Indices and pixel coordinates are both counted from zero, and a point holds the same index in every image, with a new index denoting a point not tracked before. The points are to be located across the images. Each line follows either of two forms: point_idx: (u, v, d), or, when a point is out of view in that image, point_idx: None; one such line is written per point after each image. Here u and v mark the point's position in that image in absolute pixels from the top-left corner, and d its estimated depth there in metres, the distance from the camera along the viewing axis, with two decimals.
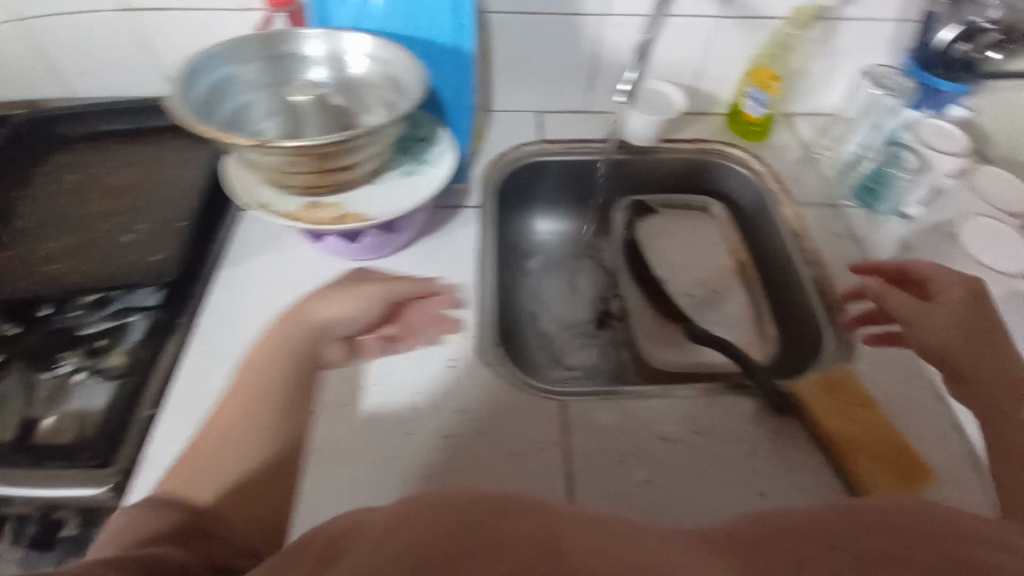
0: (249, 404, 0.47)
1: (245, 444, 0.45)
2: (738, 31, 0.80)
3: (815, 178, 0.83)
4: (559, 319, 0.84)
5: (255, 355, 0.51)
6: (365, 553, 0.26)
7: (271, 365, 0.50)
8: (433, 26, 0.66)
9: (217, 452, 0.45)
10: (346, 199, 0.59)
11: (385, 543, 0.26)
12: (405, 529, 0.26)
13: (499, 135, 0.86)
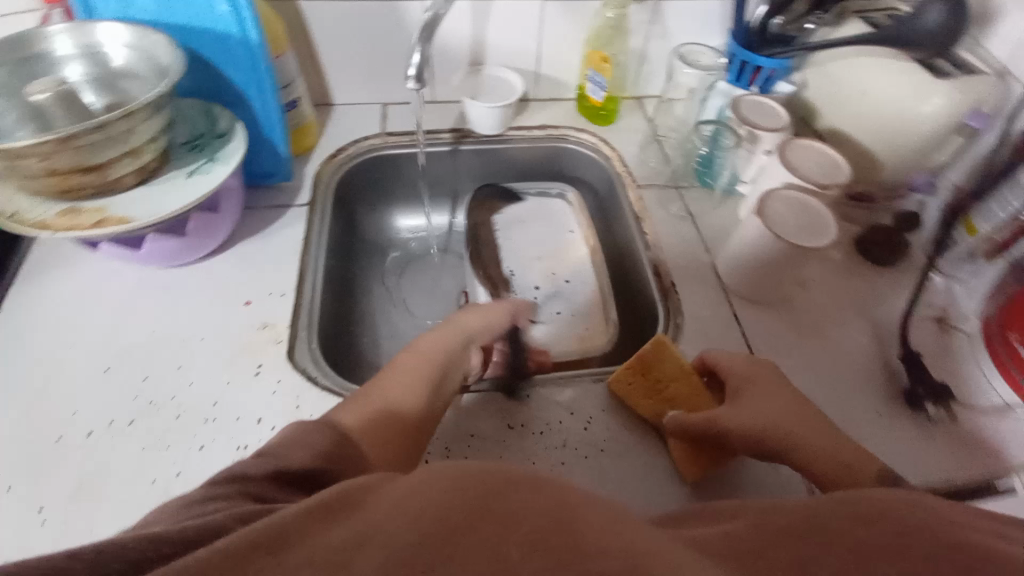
0: (419, 375, 0.50)
1: (416, 402, 0.48)
2: (568, 14, 0.79)
3: (658, 160, 0.83)
4: (418, 317, 0.82)
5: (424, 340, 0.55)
6: (380, 510, 0.26)
7: (437, 352, 0.53)
8: (213, 17, 0.59)
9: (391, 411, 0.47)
10: (111, 204, 0.54)
11: (422, 501, 0.25)
12: (448, 497, 0.26)
13: (339, 128, 0.82)
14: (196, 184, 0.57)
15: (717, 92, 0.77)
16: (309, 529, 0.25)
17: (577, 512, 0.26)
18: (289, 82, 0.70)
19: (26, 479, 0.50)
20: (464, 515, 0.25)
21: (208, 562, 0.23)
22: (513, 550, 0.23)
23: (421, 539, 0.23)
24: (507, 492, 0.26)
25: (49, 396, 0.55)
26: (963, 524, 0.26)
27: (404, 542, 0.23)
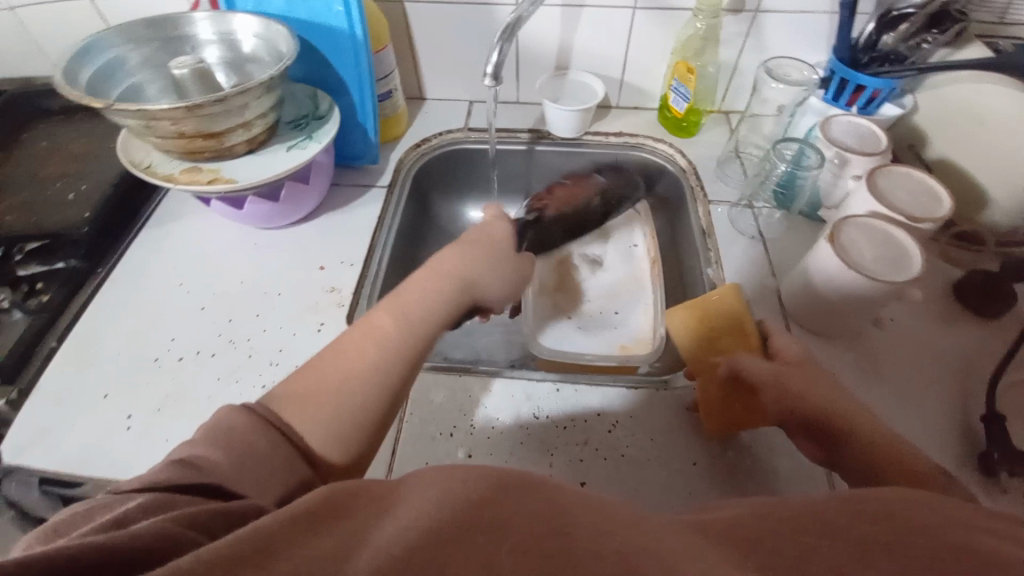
0: (382, 360, 0.45)
1: (364, 383, 0.43)
2: (658, 23, 0.79)
3: (735, 178, 0.80)
4: None
5: (398, 299, 0.49)
6: (368, 518, 0.25)
7: (396, 327, 0.47)
8: (325, 11, 0.67)
9: (327, 390, 0.42)
10: (224, 167, 0.63)
11: (410, 520, 0.24)
12: (438, 505, 0.24)
13: (426, 122, 0.89)
14: (291, 157, 0.65)
15: (809, 110, 0.74)
16: (299, 533, 0.23)
17: (566, 509, 0.25)
18: (386, 74, 0.78)
19: (128, 388, 0.60)
20: (453, 523, 0.23)
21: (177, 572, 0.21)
22: (506, 557, 0.22)
23: (412, 549, 0.22)
24: (511, 494, 0.25)
25: (157, 324, 0.65)
26: (959, 523, 0.24)
27: (393, 550, 0.22)
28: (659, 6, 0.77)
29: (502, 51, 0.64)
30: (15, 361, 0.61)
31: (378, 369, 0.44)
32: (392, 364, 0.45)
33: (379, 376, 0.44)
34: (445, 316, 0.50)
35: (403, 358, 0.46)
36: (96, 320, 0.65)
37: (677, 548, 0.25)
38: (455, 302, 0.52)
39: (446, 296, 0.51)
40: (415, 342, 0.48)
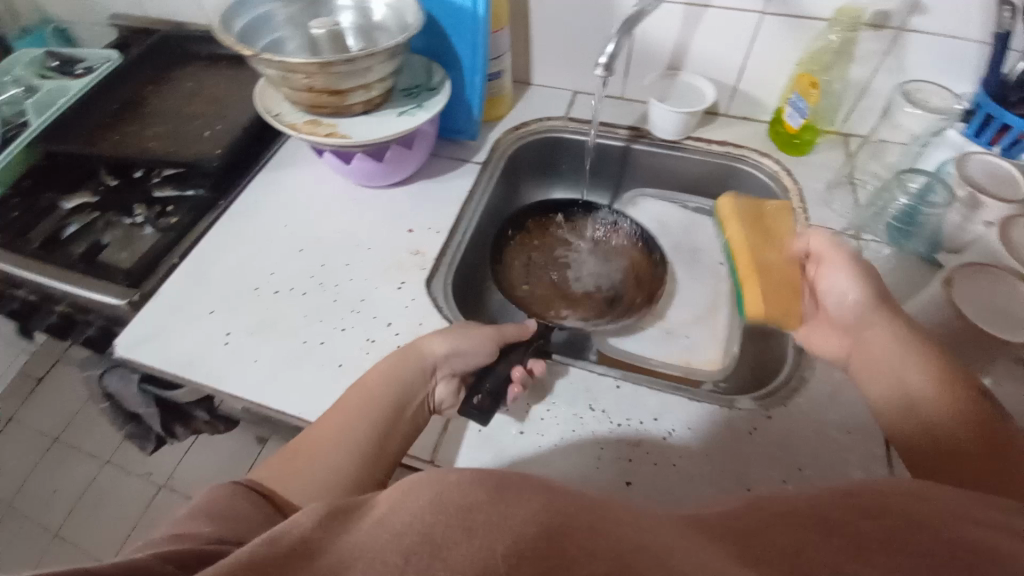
0: (354, 423, 0.52)
1: (334, 452, 0.50)
2: (786, 32, 0.75)
3: (844, 204, 0.75)
4: None
5: (360, 384, 0.55)
6: (363, 532, 0.25)
7: (356, 406, 0.53)
8: None
9: (305, 457, 0.49)
10: (341, 123, 0.68)
11: (400, 530, 0.25)
12: (436, 508, 0.25)
13: (529, 106, 0.90)
14: (401, 121, 0.69)
15: (946, 143, 0.68)
16: (290, 560, 0.25)
17: (568, 507, 0.26)
18: (499, 55, 0.80)
19: (229, 312, 0.66)
20: (448, 526, 0.24)
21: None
22: (500, 558, 0.24)
23: (406, 562, 0.24)
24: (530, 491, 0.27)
25: (260, 257, 0.72)
26: (973, 521, 0.24)
27: (389, 562, 0.24)
28: (790, 14, 0.73)
29: (618, 44, 0.63)
30: (143, 270, 0.71)
31: (344, 433, 0.51)
32: (363, 425, 0.52)
33: (346, 440, 0.51)
34: (402, 399, 0.55)
35: (364, 428, 0.52)
36: (211, 245, 0.73)
37: (723, 548, 0.25)
38: (413, 388, 0.55)
39: (400, 381, 0.55)
40: (384, 404, 0.53)
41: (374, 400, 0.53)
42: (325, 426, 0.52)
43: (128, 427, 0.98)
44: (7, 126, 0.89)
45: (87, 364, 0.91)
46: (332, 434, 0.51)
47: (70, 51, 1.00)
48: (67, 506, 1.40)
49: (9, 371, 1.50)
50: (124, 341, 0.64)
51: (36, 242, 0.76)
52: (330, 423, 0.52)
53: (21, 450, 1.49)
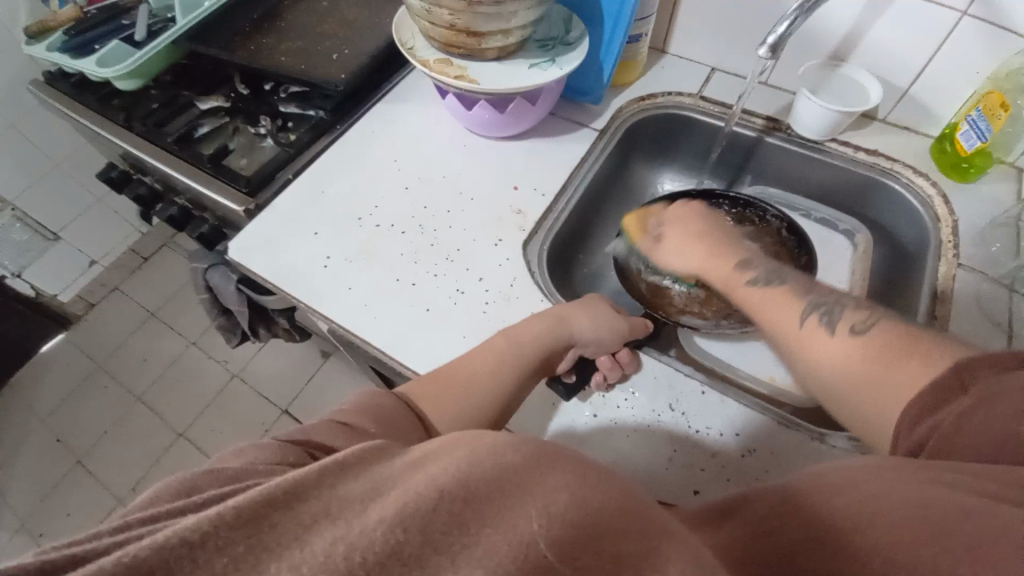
0: (503, 368, 0.54)
1: (482, 388, 0.52)
2: (985, 38, 0.64)
3: (1007, 248, 0.64)
4: None
5: (514, 333, 0.56)
6: (394, 469, 0.28)
7: (506, 350, 0.55)
8: None
9: (455, 387, 0.51)
10: (471, 66, 0.66)
11: (437, 472, 0.26)
12: (474, 461, 0.27)
13: (660, 77, 0.84)
14: (532, 74, 0.66)
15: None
16: (326, 479, 0.27)
17: (605, 499, 0.27)
18: (645, 16, 0.75)
19: (332, 237, 0.68)
20: (482, 484, 0.26)
21: (220, 520, 0.24)
22: (534, 520, 0.25)
23: (440, 498, 0.25)
24: (563, 471, 0.28)
25: (367, 189, 0.73)
26: None
27: (422, 495, 0.25)
28: (993, 20, 0.63)
29: (793, 24, 0.57)
30: (259, 179, 0.75)
31: (492, 377, 0.53)
32: (513, 375, 0.54)
33: (499, 379, 0.53)
34: (544, 357, 0.57)
35: (512, 373, 0.54)
36: (324, 169, 0.75)
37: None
38: (554, 352, 0.58)
39: (549, 340, 0.57)
40: (531, 361, 0.55)
41: (516, 354, 0.55)
42: (471, 362, 0.54)
43: (220, 320, 1.06)
44: (155, 19, 0.93)
45: (193, 257, 0.98)
46: (478, 373, 0.53)
47: None
48: (155, 373, 1.57)
49: (125, 242, 1.71)
50: (237, 244, 0.68)
51: (172, 136, 0.82)
52: (477, 361, 0.54)
53: (122, 316, 1.67)
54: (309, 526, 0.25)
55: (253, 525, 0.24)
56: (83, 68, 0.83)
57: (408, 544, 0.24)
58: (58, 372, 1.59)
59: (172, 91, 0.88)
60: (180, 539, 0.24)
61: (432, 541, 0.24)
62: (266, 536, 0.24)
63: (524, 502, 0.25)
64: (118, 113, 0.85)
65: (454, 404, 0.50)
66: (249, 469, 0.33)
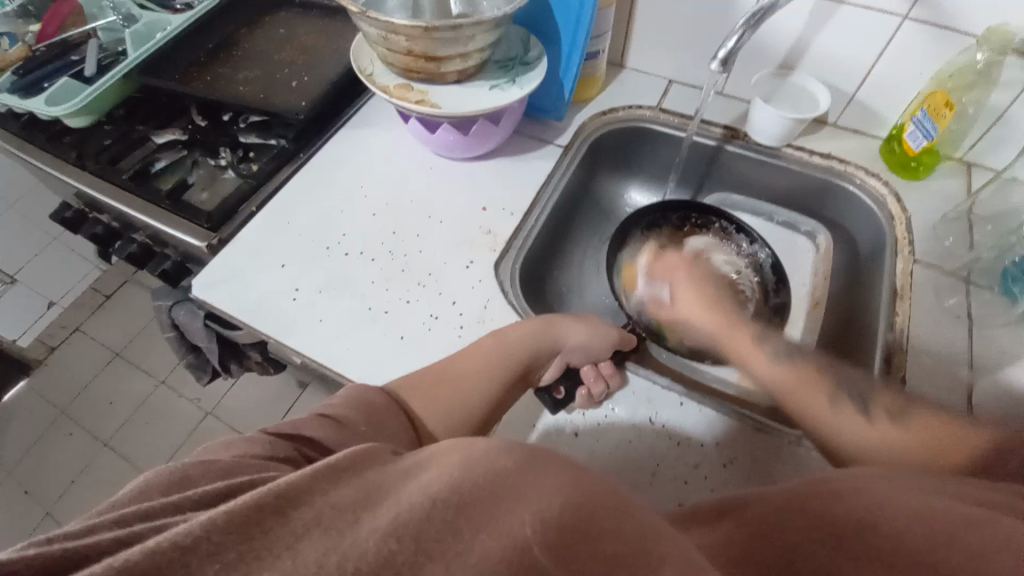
0: (493, 373, 0.55)
1: (471, 387, 0.53)
2: (924, 43, 0.68)
3: (959, 241, 0.67)
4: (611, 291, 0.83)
5: (504, 336, 0.58)
6: (389, 476, 0.28)
7: (494, 351, 0.56)
8: None
9: (443, 386, 0.53)
10: (432, 90, 0.66)
11: (431, 480, 0.26)
12: (466, 467, 0.27)
13: (620, 91, 0.85)
14: (492, 97, 0.66)
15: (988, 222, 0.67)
16: (319, 484, 0.26)
17: (597, 499, 0.27)
18: (601, 33, 0.76)
19: (299, 268, 0.67)
20: (477, 488, 0.25)
21: (214, 525, 0.24)
22: (527, 525, 0.24)
23: (433, 506, 0.25)
24: (548, 470, 0.27)
25: (333, 218, 0.72)
26: None
27: (415, 505, 0.25)
28: (934, 24, 0.66)
29: (742, 37, 0.58)
30: (220, 213, 0.73)
31: (482, 383, 0.54)
32: (501, 378, 0.55)
33: (480, 389, 0.54)
34: (532, 360, 0.58)
35: (501, 376, 0.55)
36: (288, 200, 0.73)
37: None
38: (541, 356, 0.59)
39: (538, 343, 0.59)
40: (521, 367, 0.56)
41: (506, 360, 0.56)
42: (461, 361, 0.55)
43: (189, 358, 1.02)
44: (105, 54, 0.91)
45: (159, 294, 0.95)
46: (468, 376, 0.54)
47: None
48: (123, 416, 1.51)
49: (84, 281, 1.65)
50: (201, 282, 0.66)
51: (128, 173, 0.80)
52: (468, 360, 0.55)
53: (85, 358, 1.60)
54: (302, 535, 0.24)
55: (246, 531, 0.24)
56: (30, 108, 0.81)
57: (403, 553, 0.23)
58: (19, 422, 1.51)
59: (126, 126, 0.85)
60: (170, 543, 0.23)
61: (426, 548, 0.24)
62: (258, 543, 0.24)
63: (514, 508, 0.25)
64: (68, 151, 0.82)
65: (445, 402, 0.52)
66: (240, 464, 0.34)
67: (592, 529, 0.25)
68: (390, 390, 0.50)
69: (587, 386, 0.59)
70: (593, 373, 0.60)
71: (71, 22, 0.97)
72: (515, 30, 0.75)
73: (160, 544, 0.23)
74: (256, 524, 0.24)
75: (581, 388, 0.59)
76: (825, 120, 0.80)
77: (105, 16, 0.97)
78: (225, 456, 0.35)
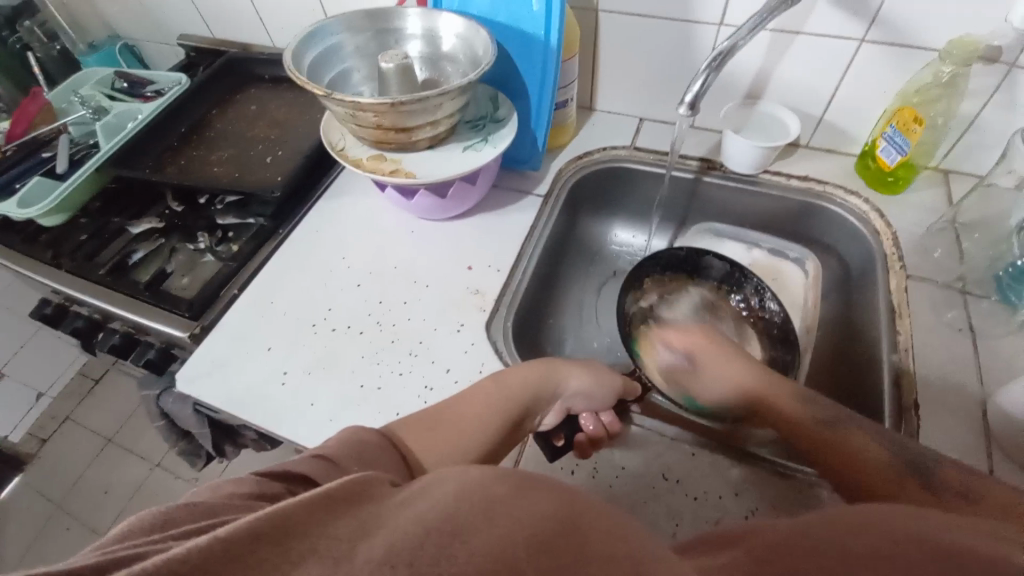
0: (485, 408, 0.53)
1: (472, 432, 0.51)
2: (884, 62, 0.69)
3: (948, 253, 0.67)
4: (607, 332, 0.82)
5: (502, 379, 0.55)
6: (385, 506, 0.26)
7: (495, 390, 0.54)
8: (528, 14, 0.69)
9: (444, 427, 0.50)
10: (405, 158, 0.66)
11: (425, 509, 0.25)
12: (460, 496, 0.25)
13: (592, 135, 0.86)
14: (464, 161, 0.66)
15: (939, 238, 0.68)
16: (315, 514, 0.24)
17: (591, 518, 0.26)
18: (568, 84, 0.77)
19: (286, 351, 0.65)
20: (471, 512, 0.24)
21: (209, 552, 0.22)
22: (519, 546, 0.23)
23: (426, 533, 0.23)
24: (533, 493, 0.26)
25: (317, 294, 0.70)
26: None
27: (408, 534, 0.23)
28: (891, 44, 0.67)
29: (706, 81, 0.60)
30: (197, 301, 0.71)
31: (480, 418, 0.52)
32: (498, 418, 0.52)
33: (477, 428, 0.51)
34: (532, 404, 0.56)
35: (500, 415, 0.53)
36: (270, 279, 0.72)
37: None
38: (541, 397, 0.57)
39: (541, 386, 0.56)
40: (520, 408, 0.54)
41: (500, 397, 0.54)
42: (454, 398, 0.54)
43: (182, 443, 0.99)
44: (77, 148, 0.91)
45: (147, 383, 0.92)
46: (458, 410, 0.52)
47: (137, 71, 1.02)
48: (119, 506, 1.45)
49: (72, 367, 1.62)
50: (184, 375, 0.64)
51: (105, 268, 0.78)
52: (462, 400, 0.54)
53: (77, 448, 1.55)
54: (296, 562, 0.22)
55: (241, 559, 0.22)
56: (1, 212, 0.79)
57: (396, 575, 0.22)
58: (10, 523, 1.45)
59: (101, 220, 0.84)
60: (162, 568, 0.21)
61: (419, 572, 0.22)
62: (252, 568, 0.22)
63: (504, 530, 0.24)
64: (42, 250, 0.81)
65: (439, 441, 0.49)
66: (225, 503, 0.31)
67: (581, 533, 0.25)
68: (387, 432, 0.47)
69: (589, 432, 0.57)
70: (593, 422, 0.58)
71: (40, 120, 0.95)
72: (483, 89, 0.76)
73: (153, 569, 0.21)
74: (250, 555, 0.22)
75: (581, 435, 0.57)
76: (797, 144, 0.81)
77: (74, 110, 0.98)
78: (211, 498, 0.32)
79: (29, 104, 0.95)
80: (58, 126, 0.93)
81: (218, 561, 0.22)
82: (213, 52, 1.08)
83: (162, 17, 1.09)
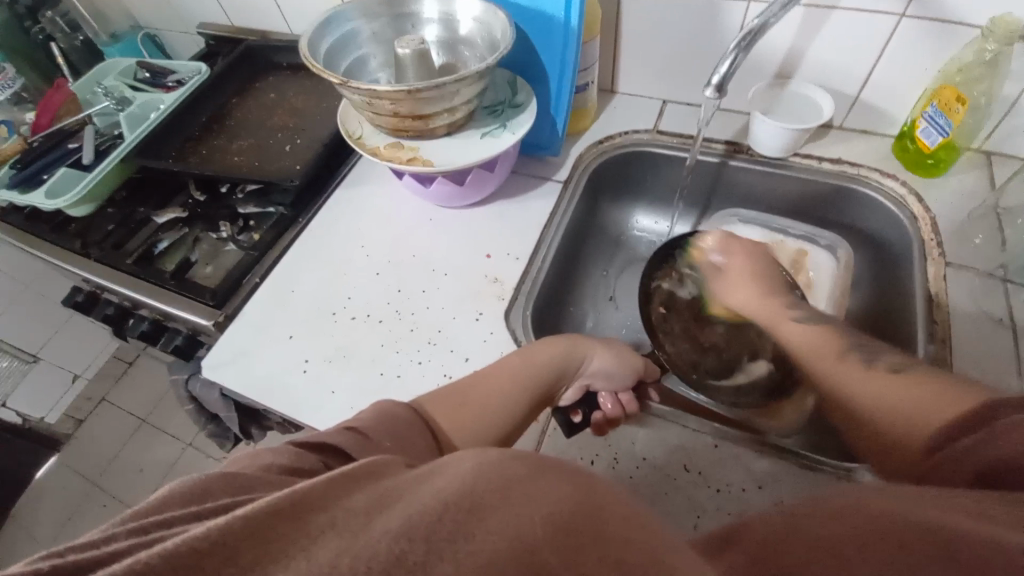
0: (508, 387, 0.52)
1: (493, 408, 0.51)
2: (926, 36, 0.64)
3: (990, 239, 0.63)
4: (628, 320, 0.80)
5: (528, 354, 0.55)
6: (403, 481, 0.26)
7: (519, 368, 0.54)
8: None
9: (466, 402, 0.50)
10: (423, 146, 0.66)
11: (443, 485, 0.24)
12: (476, 474, 0.24)
13: (613, 118, 0.84)
14: (483, 148, 0.65)
15: (982, 222, 0.65)
16: (333, 491, 0.25)
17: (612, 504, 0.25)
18: (588, 66, 0.75)
19: (308, 338, 0.66)
20: (488, 490, 0.24)
21: (230, 528, 0.22)
22: (537, 526, 0.23)
23: (445, 508, 0.23)
24: (550, 476, 0.25)
25: (337, 283, 0.70)
26: None
27: (426, 508, 0.23)
28: (935, 17, 0.63)
29: (734, 62, 0.57)
30: (220, 289, 0.72)
31: (502, 397, 0.52)
32: (519, 397, 0.52)
33: (500, 408, 0.51)
34: (553, 383, 0.55)
35: (524, 392, 0.53)
36: (290, 268, 0.73)
37: None
38: (561, 376, 0.56)
39: (562, 363, 0.56)
40: (541, 385, 0.54)
41: (522, 377, 0.53)
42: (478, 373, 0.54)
43: (210, 426, 1.02)
44: (102, 139, 0.93)
45: (175, 369, 0.95)
46: (481, 384, 0.52)
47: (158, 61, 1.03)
48: (152, 485, 1.51)
49: (105, 350, 1.68)
50: (210, 362, 0.65)
51: (132, 257, 0.80)
52: (486, 374, 0.53)
53: (112, 429, 1.61)
54: (314, 538, 0.22)
55: (262, 535, 0.22)
56: (32, 203, 0.81)
57: (413, 554, 0.21)
58: (52, 498, 1.52)
59: (127, 210, 0.86)
60: (187, 545, 0.22)
61: (437, 547, 0.22)
62: (274, 546, 0.22)
63: (521, 508, 0.23)
64: (72, 240, 0.83)
65: (463, 418, 0.49)
66: (253, 478, 0.31)
67: (596, 515, 0.24)
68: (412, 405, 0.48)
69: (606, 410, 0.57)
70: (611, 401, 0.58)
71: (66, 111, 0.97)
72: (502, 73, 0.75)
73: (177, 549, 0.22)
74: (271, 530, 0.23)
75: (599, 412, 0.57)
76: (830, 124, 0.77)
77: (99, 101, 0.99)
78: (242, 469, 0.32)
79: (54, 94, 0.97)
80: (84, 117, 0.95)
81: (242, 537, 0.22)
82: (232, 40, 1.08)
83: (180, 5, 1.10)
